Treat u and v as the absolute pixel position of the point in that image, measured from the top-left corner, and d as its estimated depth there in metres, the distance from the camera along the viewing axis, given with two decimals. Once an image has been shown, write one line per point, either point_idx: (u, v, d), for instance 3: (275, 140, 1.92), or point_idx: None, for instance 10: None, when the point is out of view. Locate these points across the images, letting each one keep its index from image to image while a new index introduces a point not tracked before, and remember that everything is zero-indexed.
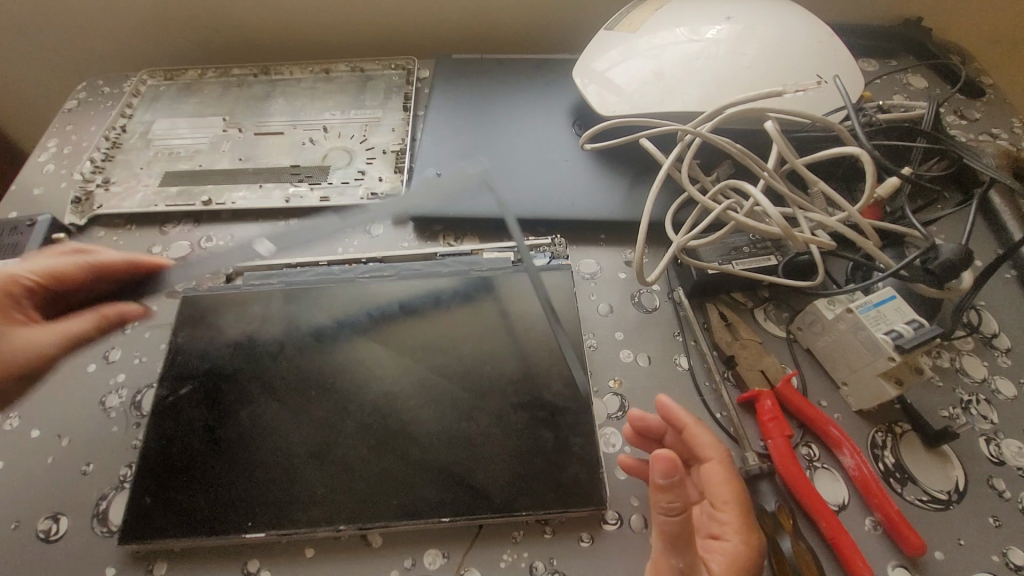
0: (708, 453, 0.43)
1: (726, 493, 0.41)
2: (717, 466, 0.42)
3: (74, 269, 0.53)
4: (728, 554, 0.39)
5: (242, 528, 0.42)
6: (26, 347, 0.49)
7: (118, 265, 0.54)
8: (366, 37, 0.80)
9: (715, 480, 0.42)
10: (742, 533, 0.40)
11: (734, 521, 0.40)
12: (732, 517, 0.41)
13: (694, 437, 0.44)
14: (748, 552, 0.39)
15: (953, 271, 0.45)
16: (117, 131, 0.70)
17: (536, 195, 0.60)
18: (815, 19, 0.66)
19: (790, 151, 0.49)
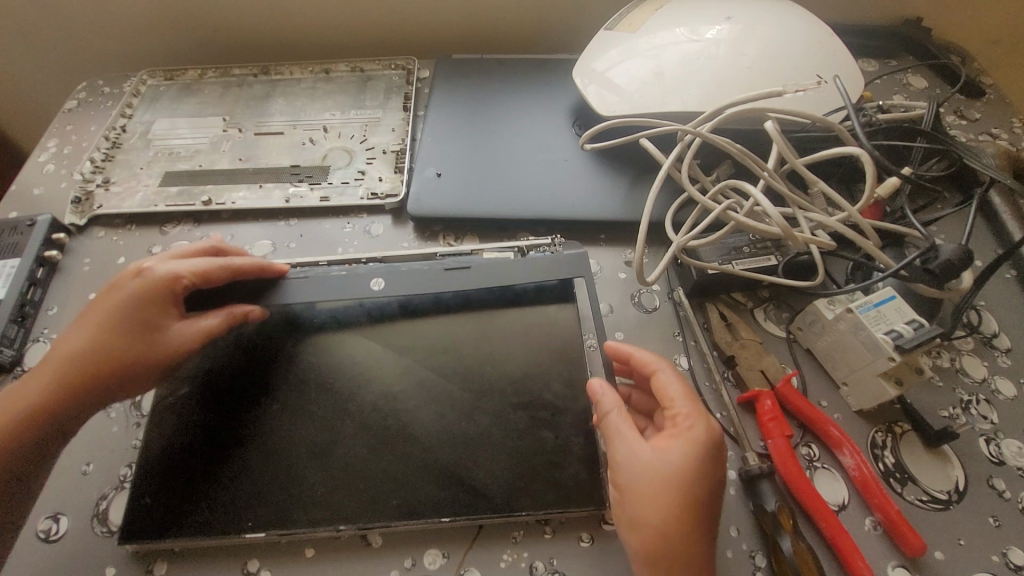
0: (651, 364, 0.47)
1: (676, 390, 0.45)
2: (664, 372, 0.46)
3: (214, 272, 0.51)
4: (679, 436, 0.42)
5: (242, 529, 0.42)
6: (168, 351, 0.48)
7: (213, 269, 0.51)
8: (366, 37, 0.80)
9: (663, 383, 0.46)
10: (692, 418, 0.43)
11: (683, 413, 0.43)
12: (682, 410, 0.43)
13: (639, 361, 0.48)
14: (698, 433, 0.42)
15: (953, 271, 0.45)
16: (117, 131, 0.70)
17: (536, 195, 0.60)
18: (816, 19, 0.66)
19: (790, 150, 0.49)
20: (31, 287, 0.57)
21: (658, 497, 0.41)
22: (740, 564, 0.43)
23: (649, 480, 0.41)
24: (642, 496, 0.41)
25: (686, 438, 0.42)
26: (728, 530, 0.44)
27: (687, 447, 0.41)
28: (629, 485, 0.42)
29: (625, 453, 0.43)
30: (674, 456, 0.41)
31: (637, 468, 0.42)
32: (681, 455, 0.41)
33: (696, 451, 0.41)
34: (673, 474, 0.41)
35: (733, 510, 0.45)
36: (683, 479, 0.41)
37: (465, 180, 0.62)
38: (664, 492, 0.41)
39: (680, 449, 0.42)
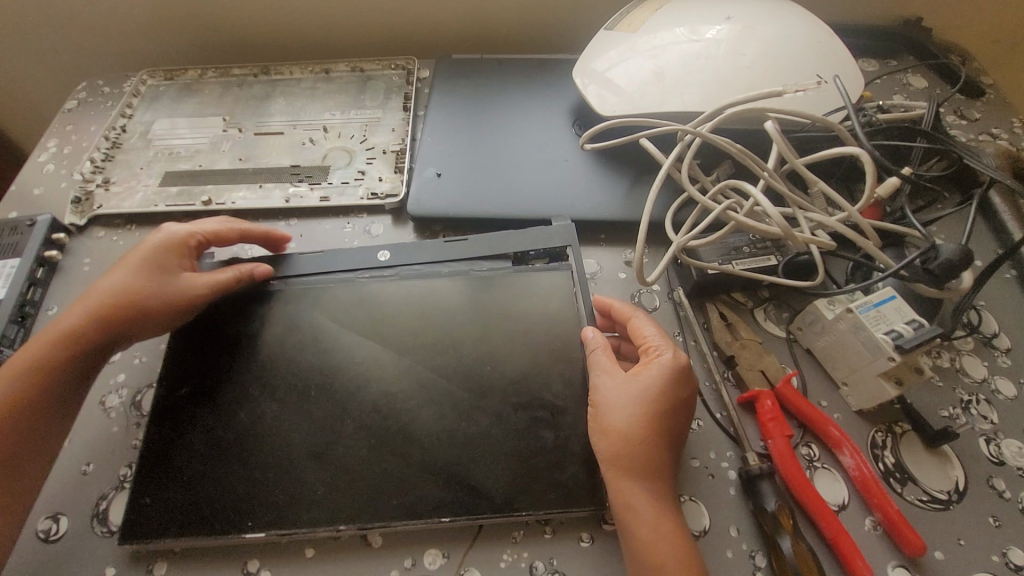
0: (627, 313, 0.51)
1: (647, 329, 0.49)
2: (637, 318, 0.51)
3: (225, 232, 0.55)
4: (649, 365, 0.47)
5: (242, 528, 0.42)
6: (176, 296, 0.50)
7: (226, 230, 0.55)
8: (366, 37, 0.80)
9: (637, 326, 0.50)
10: (658, 351, 0.48)
11: (658, 346, 0.48)
12: (656, 344, 0.48)
13: (620, 313, 0.52)
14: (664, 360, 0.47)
15: (953, 272, 0.45)
16: (117, 131, 0.70)
17: (536, 194, 0.60)
18: (815, 19, 0.66)
19: (790, 151, 0.49)
20: (31, 287, 0.57)
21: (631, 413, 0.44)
22: (741, 564, 0.43)
23: (623, 399, 0.45)
24: (614, 414, 0.45)
25: (659, 364, 0.46)
26: (728, 530, 0.44)
27: (660, 372, 0.46)
28: (603, 404, 0.45)
29: (606, 380, 0.46)
30: (649, 379, 0.46)
31: (612, 390, 0.45)
32: (656, 378, 0.46)
33: (669, 375, 0.46)
34: (646, 393, 0.45)
35: (733, 510, 0.45)
36: (656, 398, 0.45)
37: (465, 180, 0.62)
38: (637, 408, 0.45)
39: (655, 373, 0.46)
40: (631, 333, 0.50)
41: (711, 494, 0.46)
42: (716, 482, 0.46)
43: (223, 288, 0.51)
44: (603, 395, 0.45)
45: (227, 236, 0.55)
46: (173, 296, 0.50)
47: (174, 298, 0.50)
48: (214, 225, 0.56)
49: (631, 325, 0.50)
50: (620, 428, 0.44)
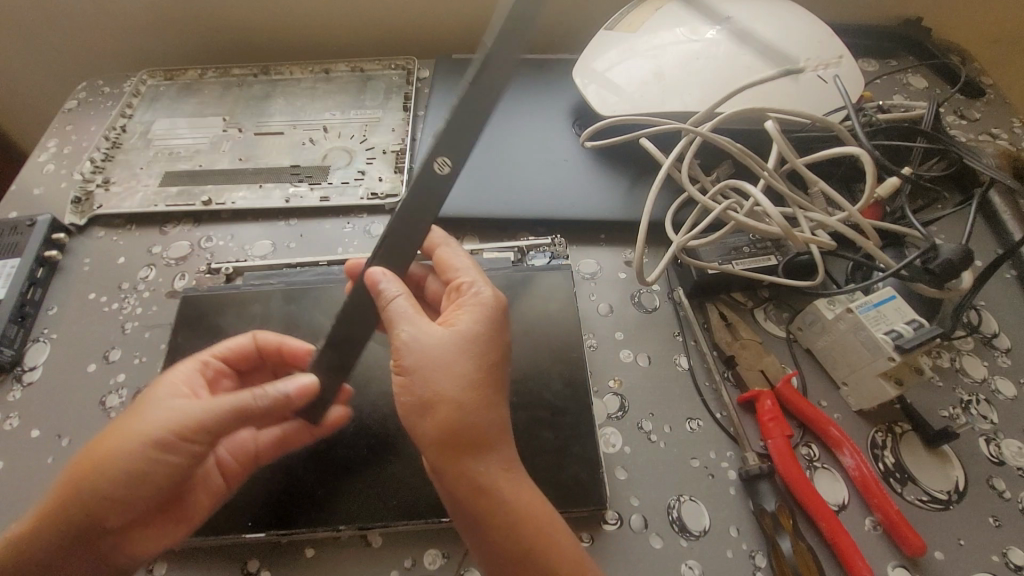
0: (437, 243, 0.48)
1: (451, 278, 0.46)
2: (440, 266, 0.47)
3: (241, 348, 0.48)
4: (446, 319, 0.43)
5: (242, 528, 0.42)
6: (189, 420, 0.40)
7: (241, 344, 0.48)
8: (365, 37, 0.80)
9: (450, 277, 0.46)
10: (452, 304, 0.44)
11: (474, 275, 0.45)
12: (468, 274, 0.45)
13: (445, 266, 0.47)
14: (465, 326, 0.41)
15: (953, 271, 0.45)
16: (117, 131, 0.70)
17: (534, 195, 0.60)
18: (814, 19, 0.66)
19: (790, 151, 0.49)
20: (31, 287, 0.57)
21: (461, 373, 0.39)
22: (741, 564, 0.42)
23: (462, 354, 0.40)
24: (447, 381, 0.39)
25: (474, 307, 0.43)
26: (728, 529, 0.44)
27: (484, 319, 0.42)
28: (423, 366, 0.39)
29: (411, 325, 0.40)
30: (472, 322, 0.42)
31: (428, 343, 0.40)
32: (481, 319, 0.42)
33: (489, 308, 0.43)
34: (470, 342, 0.41)
35: (733, 510, 0.45)
36: (483, 344, 0.41)
37: (464, 180, 0.62)
38: (454, 362, 0.39)
39: (478, 309, 0.42)
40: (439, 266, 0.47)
41: (711, 494, 0.46)
42: (716, 482, 0.46)
43: (247, 409, 0.41)
44: (408, 349, 0.40)
45: (243, 348, 0.48)
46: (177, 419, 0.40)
47: (170, 422, 0.40)
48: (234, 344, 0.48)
49: (437, 256, 0.47)
50: (455, 394, 0.39)
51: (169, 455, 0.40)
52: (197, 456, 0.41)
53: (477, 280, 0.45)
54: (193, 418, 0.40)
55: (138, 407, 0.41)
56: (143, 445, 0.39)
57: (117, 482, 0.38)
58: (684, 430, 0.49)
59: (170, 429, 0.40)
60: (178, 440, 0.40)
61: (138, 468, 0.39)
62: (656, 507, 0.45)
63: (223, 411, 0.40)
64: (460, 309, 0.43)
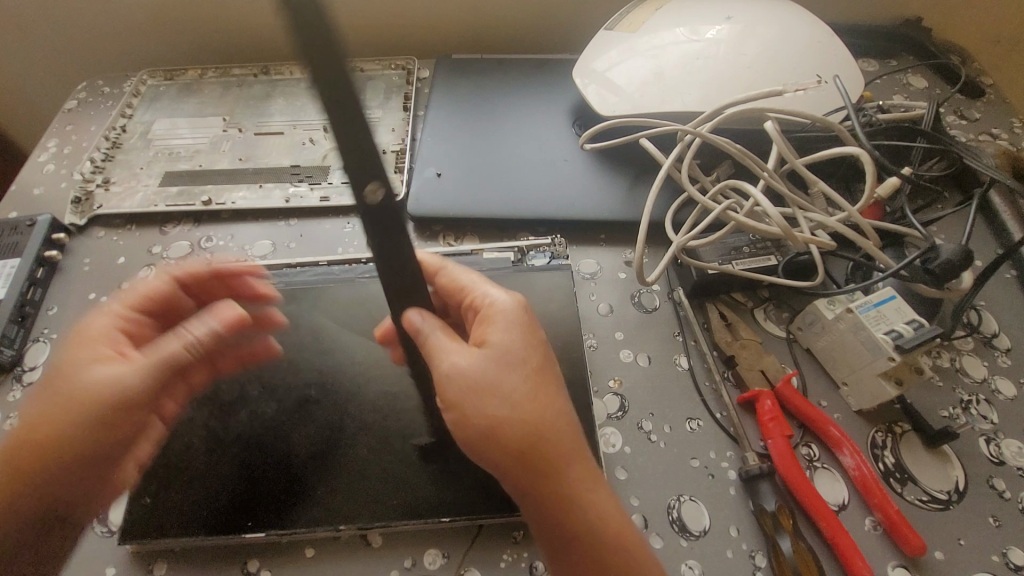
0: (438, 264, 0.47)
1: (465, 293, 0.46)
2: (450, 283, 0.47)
3: (174, 294, 0.50)
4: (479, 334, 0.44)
5: (242, 529, 0.42)
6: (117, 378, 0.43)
7: (161, 286, 0.50)
8: (366, 37, 0.80)
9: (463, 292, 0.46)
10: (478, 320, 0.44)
11: (485, 288, 0.46)
12: (479, 288, 0.46)
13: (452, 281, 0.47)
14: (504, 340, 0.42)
15: (953, 271, 0.45)
16: (117, 131, 0.70)
17: (535, 195, 0.60)
18: (815, 19, 0.66)
19: (790, 151, 0.49)
20: (31, 287, 0.57)
21: (512, 391, 0.41)
22: (741, 565, 0.42)
23: (508, 368, 0.41)
24: (502, 404, 0.40)
25: (504, 319, 0.43)
26: (728, 530, 0.44)
27: (511, 331, 0.43)
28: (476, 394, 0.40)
29: (454, 353, 0.41)
30: (501, 337, 0.43)
31: (469, 367, 0.41)
32: (511, 328, 0.43)
33: (508, 317, 0.44)
34: (504, 357, 0.42)
35: (733, 510, 0.45)
36: (517, 356, 0.42)
37: (465, 180, 0.62)
38: (501, 380, 0.41)
39: (503, 323, 0.43)
40: (445, 290, 0.47)
41: (711, 494, 0.46)
42: (716, 482, 0.46)
43: (177, 358, 0.45)
44: (457, 377, 0.40)
45: (163, 290, 0.50)
46: (109, 381, 0.43)
47: (109, 387, 0.43)
48: (152, 285, 0.49)
49: (442, 279, 0.47)
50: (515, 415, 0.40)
51: (124, 418, 0.43)
52: (145, 411, 0.44)
53: (493, 291, 0.46)
54: (134, 382, 0.43)
55: (66, 377, 0.43)
56: (88, 403, 0.42)
57: (77, 455, 0.42)
58: (684, 430, 0.49)
59: (108, 394, 0.43)
60: (117, 400, 0.43)
61: (87, 436, 0.42)
62: (655, 507, 0.45)
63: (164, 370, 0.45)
64: (487, 325, 0.44)
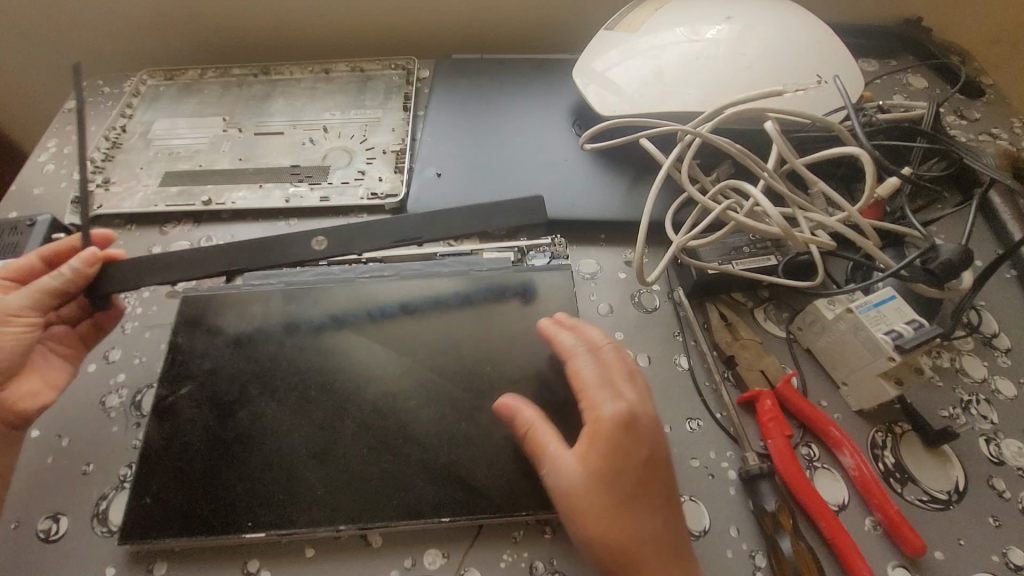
0: (569, 350, 0.46)
1: (584, 380, 0.45)
2: (577, 360, 0.46)
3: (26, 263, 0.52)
4: (589, 433, 0.42)
5: (243, 528, 0.42)
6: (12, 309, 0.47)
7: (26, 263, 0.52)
8: (365, 37, 0.80)
9: (575, 371, 0.46)
10: (593, 411, 0.43)
11: (600, 395, 0.44)
12: (594, 394, 0.44)
13: (574, 368, 0.46)
14: (602, 447, 0.41)
15: (953, 272, 0.45)
16: (117, 132, 0.70)
17: (534, 194, 0.60)
18: (815, 19, 0.66)
19: (790, 150, 0.49)
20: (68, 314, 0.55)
21: (607, 499, 0.40)
22: (741, 565, 0.42)
23: (602, 474, 0.41)
24: (595, 520, 0.40)
25: (603, 422, 0.42)
26: (728, 530, 0.44)
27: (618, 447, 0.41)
28: (570, 505, 0.41)
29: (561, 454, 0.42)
30: (598, 455, 0.41)
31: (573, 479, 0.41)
32: (613, 440, 0.41)
33: (613, 433, 0.42)
34: (603, 471, 0.41)
35: (733, 510, 0.45)
36: (620, 469, 0.41)
37: (464, 180, 0.62)
38: (598, 480, 0.41)
39: (604, 440, 0.41)
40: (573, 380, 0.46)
41: (711, 494, 0.46)
42: (717, 482, 0.46)
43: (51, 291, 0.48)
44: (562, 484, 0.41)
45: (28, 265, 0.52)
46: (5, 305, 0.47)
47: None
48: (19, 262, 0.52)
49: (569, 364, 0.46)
50: (608, 530, 0.40)
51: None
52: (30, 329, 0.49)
53: (605, 397, 0.43)
54: (18, 300, 0.48)
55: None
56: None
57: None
58: (684, 430, 0.49)
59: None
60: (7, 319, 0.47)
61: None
62: None
63: (39, 294, 0.48)
64: (589, 431, 0.42)
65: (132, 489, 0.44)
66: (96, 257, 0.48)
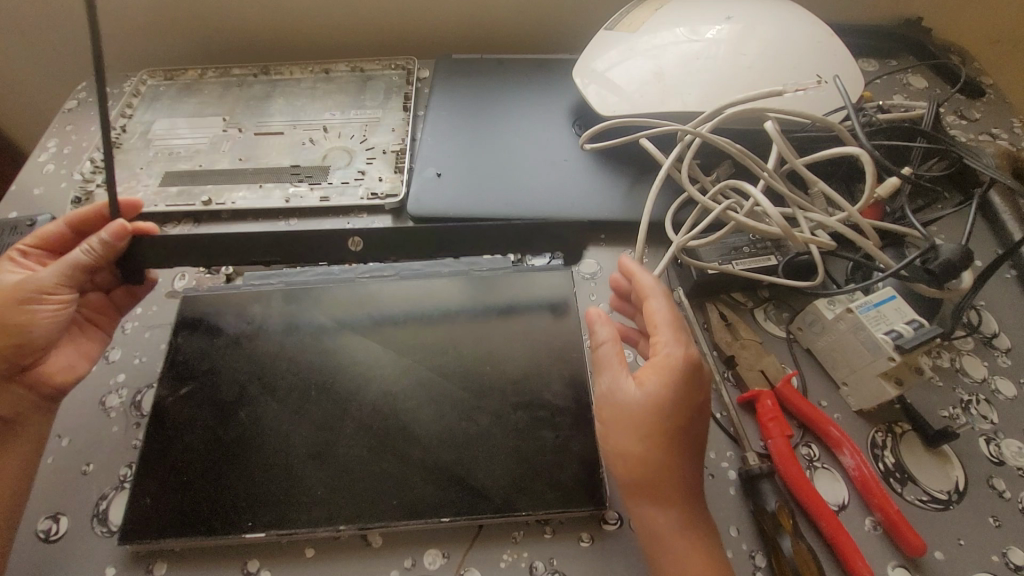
0: (647, 289, 0.46)
1: (657, 318, 0.45)
2: (653, 299, 0.46)
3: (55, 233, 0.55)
4: (655, 367, 0.43)
5: (243, 528, 0.42)
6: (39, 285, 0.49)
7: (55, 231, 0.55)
8: (365, 37, 0.80)
9: (650, 309, 0.45)
10: (662, 349, 0.43)
11: (670, 336, 0.43)
12: (664, 335, 0.44)
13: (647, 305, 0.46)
14: (662, 384, 0.42)
15: (954, 271, 0.45)
16: (117, 132, 0.70)
17: (533, 194, 0.60)
18: (815, 19, 0.66)
19: (790, 151, 0.49)
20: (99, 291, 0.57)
21: (653, 430, 0.42)
22: (741, 565, 0.42)
23: (657, 410, 0.42)
24: (634, 442, 0.42)
25: (670, 362, 0.42)
26: (728, 530, 0.44)
27: (675, 382, 0.42)
28: (614, 424, 0.43)
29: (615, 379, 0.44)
30: (660, 389, 0.42)
31: (621, 402, 0.43)
32: (674, 381, 0.42)
33: (678, 373, 0.42)
34: (660, 406, 0.42)
35: (734, 510, 0.45)
36: (672, 407, 0.42)
37: (465, 180, 0.62)
38: (651, 412, 0.42)
39: (669, 378, 0.42)
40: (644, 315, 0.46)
41: (711, 494, 0.46)
42: (717, 482, 0.46)
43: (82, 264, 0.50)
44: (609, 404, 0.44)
45: (60, 234, 0.55)
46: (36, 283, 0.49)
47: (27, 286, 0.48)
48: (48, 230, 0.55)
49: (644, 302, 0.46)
50: (642, 455, 0.42)
51: (28, 310, 0.49)
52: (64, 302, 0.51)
53: (675, 339, 0.43)
54: (50, 279, 0.49)
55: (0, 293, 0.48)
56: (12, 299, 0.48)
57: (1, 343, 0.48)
58: None
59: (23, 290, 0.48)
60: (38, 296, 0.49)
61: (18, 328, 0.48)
62: None
63: (69, 268, 0.50)
64: (652, 366, 0.43)
65: (132, 489, 0.44)
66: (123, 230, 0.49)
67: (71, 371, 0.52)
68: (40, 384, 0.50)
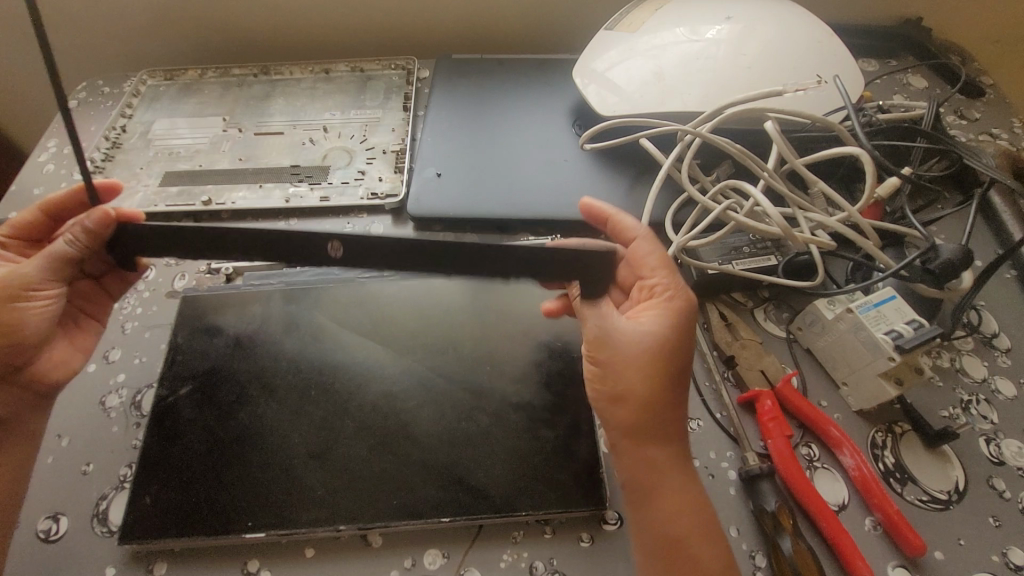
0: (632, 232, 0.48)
1: (650, 261, 0.46)
2: (641, 243, 0.47)
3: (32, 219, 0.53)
4: (656, 307, 0.45)
5: (242, 528, 0.42)
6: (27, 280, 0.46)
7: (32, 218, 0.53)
8: (365, 37, 0.80)
9: (640, 253, 0.47)
10: (660, 291, 0.45)
11: (665, 279, 0.46)
12: (658, 277, 0.46)
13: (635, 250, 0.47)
14: (665, 323, 0.44)
15: (954, 271, 0.45)
16: (117, 132, 0.70)
17: (533, 194, 0.60)
18: (815, 19, 0.66)
19: (790, 151, 0.49)
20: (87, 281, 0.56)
21: (656, 369, 0.43)
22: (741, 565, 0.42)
23: (663, 349, 0.43)
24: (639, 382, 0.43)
25: (672, 303, 0.44)
26: (728, 529, 0.44)
27: (674, 321, 0.44)
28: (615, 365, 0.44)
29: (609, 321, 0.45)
30: (662, 328, 0.43)
31: (620, 342, 0.44)
32: (674, 319, 0.44)
33: (680, 314, 0.44)
34: (665, 346, 0.43)
35: (734, 510, 0.45)
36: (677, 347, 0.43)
37: (465, 180, 0.62)
38: (655, 351, 0.43)
39: (671, 317, 0.44)
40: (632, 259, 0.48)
41: (711, 493, 0.46)
42: (716, 482, 0.46)
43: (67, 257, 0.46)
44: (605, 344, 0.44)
45: (33, 220, 0.53)
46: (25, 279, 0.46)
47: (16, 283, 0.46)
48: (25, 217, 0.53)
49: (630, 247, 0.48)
50: (645, 395, 0.42)
51: (19, 308, 0.46)
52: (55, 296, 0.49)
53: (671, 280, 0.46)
54: (34, 274, 0.46)
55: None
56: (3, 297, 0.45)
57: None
58: None
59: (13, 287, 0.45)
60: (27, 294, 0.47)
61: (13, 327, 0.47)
62: None
63: (58, 262, 0.47)
64: (651, 307, 0.45)
65: (132, 489, 0.44)
66: (109, 216, 0.42)
67: (66, 365, 0.52)
68: (35, 382, 0.49)
